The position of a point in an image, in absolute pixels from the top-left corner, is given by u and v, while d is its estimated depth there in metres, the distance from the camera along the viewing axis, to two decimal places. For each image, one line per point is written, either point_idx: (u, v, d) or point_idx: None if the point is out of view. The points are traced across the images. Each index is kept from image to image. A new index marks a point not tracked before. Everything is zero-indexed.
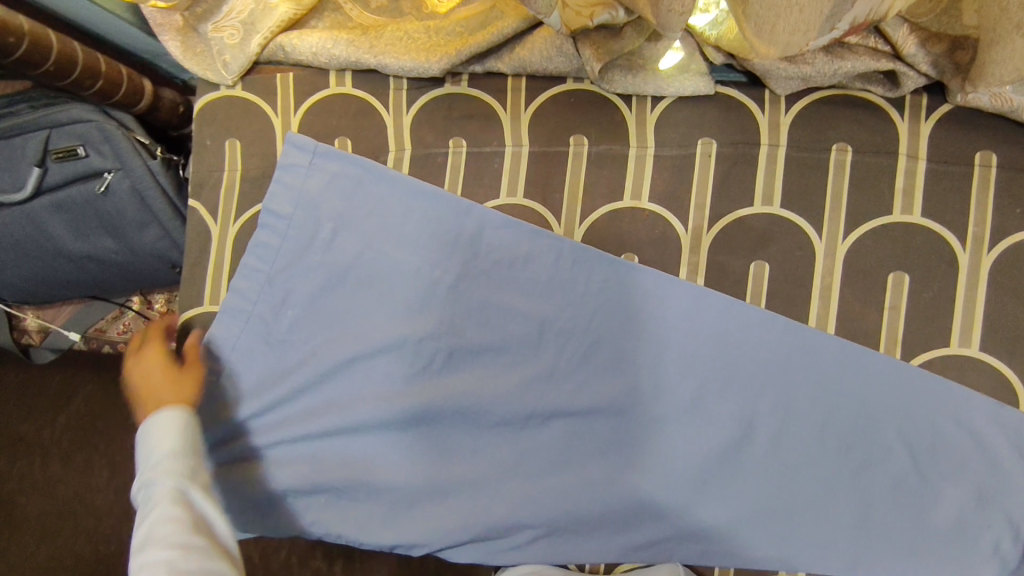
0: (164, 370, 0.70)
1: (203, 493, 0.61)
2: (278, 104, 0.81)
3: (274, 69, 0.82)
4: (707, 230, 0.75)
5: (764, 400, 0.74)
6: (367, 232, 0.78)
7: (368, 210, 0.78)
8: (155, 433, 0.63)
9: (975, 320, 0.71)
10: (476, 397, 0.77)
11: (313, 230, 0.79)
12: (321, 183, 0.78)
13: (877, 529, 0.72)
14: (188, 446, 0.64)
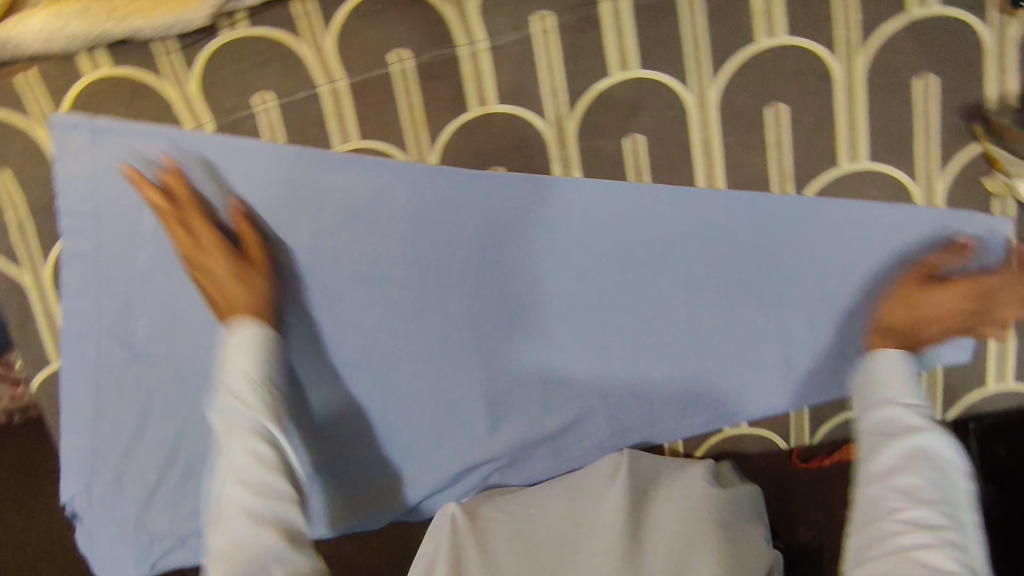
0: (229, 272, 0.69)
1: (270, 417, 0.67)
2: (34, 111, 0.67)
3: (10, 70, 0.66)
4: (569, 115, 0.66)
5: (669, 277, 0.70)
6: (191, 210, 0.69)
7: (186, 187, 0.68)
8: (232, 351, 0.68)
9: (861, 132, 0.66)
10: (377, 355, 0.73)
11: (132, 230, 0.69)
12: (115, 170, 0.68)
13: (803, 362, 0.73)
14: (261, 365, 0.68)
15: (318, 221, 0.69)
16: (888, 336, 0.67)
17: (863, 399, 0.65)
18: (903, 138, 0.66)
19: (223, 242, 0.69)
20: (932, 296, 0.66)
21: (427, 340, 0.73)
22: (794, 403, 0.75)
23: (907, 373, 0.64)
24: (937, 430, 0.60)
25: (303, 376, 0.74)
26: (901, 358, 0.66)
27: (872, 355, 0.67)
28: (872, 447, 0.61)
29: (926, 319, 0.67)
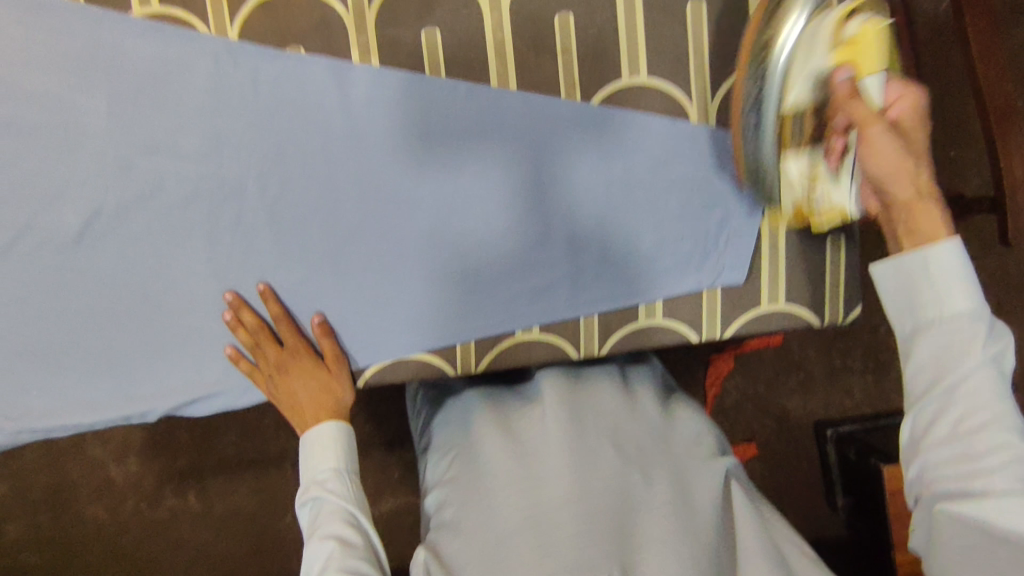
0: (312, 384, 0.75)
1: (482, 474, 0.71)
2: None
3: None
4: (368, 4, 0.70)
5: (465, 172, 0.72)
6: None
7: None
8: (317, 451, 0.75)
9: (639, 46, 0.71)
10: (168, 234, 0.72)
11: None
12: None
13: (593, 269, 0.74)
14: (342, 456, 0.75)
15: (111, 84, 0.70)
16: (919, 197, 0.60)
17: (911, 309, 0.61)
18: (677, 55, 0.71)
19: (320, 363, 0.75)
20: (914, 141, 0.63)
21: (214, 221, 0.72)
22: (586, 310, 0.75)
23: (960, 278, 0.58)
24: (987, 343, 0.57)
25: (82, 247, 0.72)
26: (943, 262, 0.58)
27: (928, 249, 0.59)
28: (927, 371, 0.59)
29: (902, 178, 0.60)
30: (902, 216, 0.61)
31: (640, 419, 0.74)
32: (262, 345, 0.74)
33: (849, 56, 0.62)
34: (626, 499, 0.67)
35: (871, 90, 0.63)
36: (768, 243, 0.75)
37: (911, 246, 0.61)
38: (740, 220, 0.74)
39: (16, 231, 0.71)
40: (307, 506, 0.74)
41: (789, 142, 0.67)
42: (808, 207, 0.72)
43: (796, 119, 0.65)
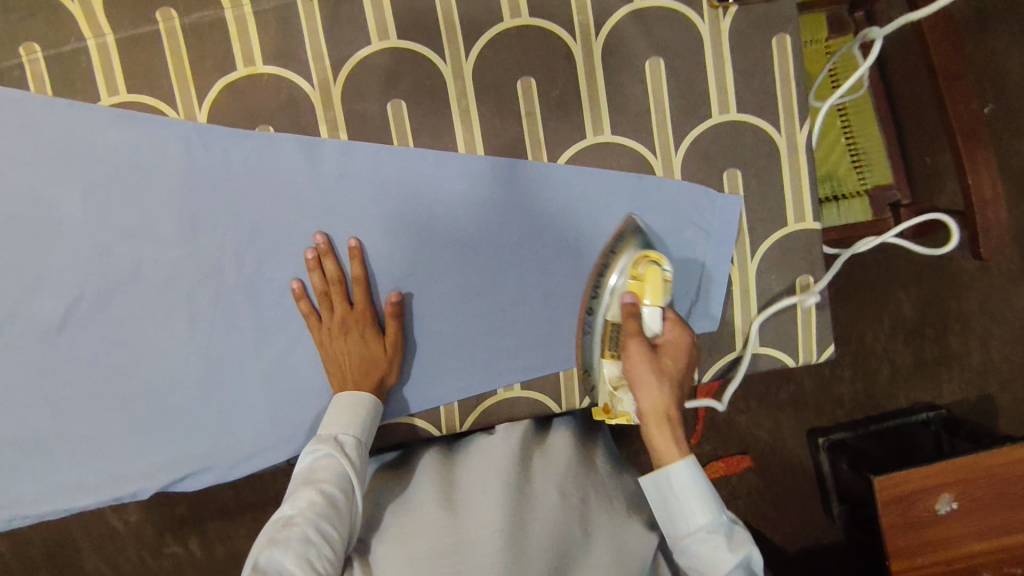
0: (362, 344, 0.73)
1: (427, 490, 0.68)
2: None
3: None
4: (333, 81, 0.71)
5: (437, 238, 0.74)
6: None
7: None
8: (341, 410, 0.69)
9: (601, 106, 0.73)
10: (149, 315, 0.73)
11: None
12: None
13: (568, 326, 0.76)
14: (360, 422, 0.69)
15: (85, 173, 0.71)
16: (659, 419, 0.61)
17: (668, 517, 0.62)
18: (638, 112, 0.73)
19: (372, 322, 0.73)
20: (668, 353, 0.64)
21: (194, 300, 0.73)
22: (563, 366, 0.77)
23: (698, 493, 0.60)
24: (729, 556, 0.58)
25: (66, 332, 0.73)
26: (683, 477, 0.61)
27: (664, 466, 0.62)
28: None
29: (644, 393, 0.62)
30: (648, 432, 0.62)
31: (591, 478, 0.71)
32: (337, 291, 0.73)
33: (638, 290, 0.67)
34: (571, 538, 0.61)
35: (650, 323, 0.65)
36: (740, 289, 0.76)
37: (654, 465, 0.63)
38: (711, 270, 0.75)
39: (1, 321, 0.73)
40: (309, 460, 0.66)
41: (609, 349, 0.70)
42: (612, 406, 0.69)
43: (612, 328, 0.70)
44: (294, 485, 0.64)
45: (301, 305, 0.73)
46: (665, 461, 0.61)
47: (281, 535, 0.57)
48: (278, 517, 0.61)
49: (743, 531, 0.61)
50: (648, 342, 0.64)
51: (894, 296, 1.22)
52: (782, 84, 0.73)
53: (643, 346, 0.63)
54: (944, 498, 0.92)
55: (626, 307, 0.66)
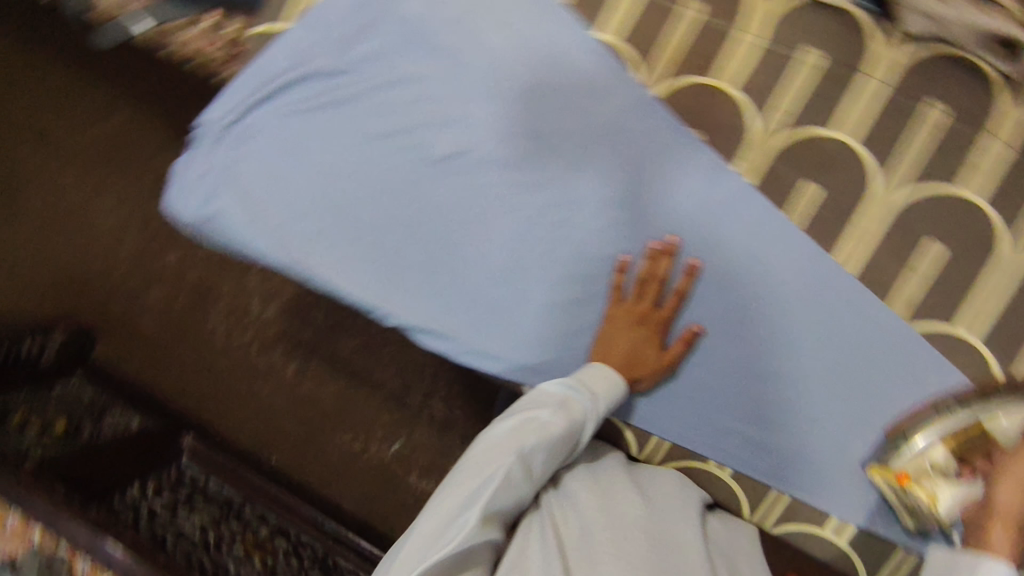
0: (638, 338, 0.77)
1: (624, 480, 0.74)
2: None
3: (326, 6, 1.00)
4: (780, 135, 0.78)
5: (766, 310, 0.75)
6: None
7: None
8: (596, 375, 0.75)
9: (984, 307, 0.74)
10: (502, 199, 0.81)
11: None
12: None
13: (818, 461, 0.75)
14: (610, 396, 0.74)
15: (546, 70, 0.80)
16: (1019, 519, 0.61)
17: None
18: (1012, 333, 0.73)
19: (660, 329, 0.77)
20: None
21: (542, 214, 0.80)
22: (786, 486, 0.76)
23: None
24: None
25: (435, 168, 0.82)
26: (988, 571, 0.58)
27: (986, 556, 0.59)
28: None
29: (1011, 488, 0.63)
30: (989, 526, 0.62)
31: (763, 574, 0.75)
32: (651, 284, 0.77)
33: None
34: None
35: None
36: None
37: (970, 545, 0.62)
38: None
39: (396, 129, 0.83)
40: (563, 384, 0.73)
41: (951, 441, 0.68)
42: (913, 476, 0.69)
43: (970, 429, 0.67)
44: (551, 398, 0.72)
45: (615, 276, 0.78)
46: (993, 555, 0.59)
47: (540, 438, 0.68)
48: (533, 414, 0.70)
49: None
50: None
51: None
52: None
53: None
54: None
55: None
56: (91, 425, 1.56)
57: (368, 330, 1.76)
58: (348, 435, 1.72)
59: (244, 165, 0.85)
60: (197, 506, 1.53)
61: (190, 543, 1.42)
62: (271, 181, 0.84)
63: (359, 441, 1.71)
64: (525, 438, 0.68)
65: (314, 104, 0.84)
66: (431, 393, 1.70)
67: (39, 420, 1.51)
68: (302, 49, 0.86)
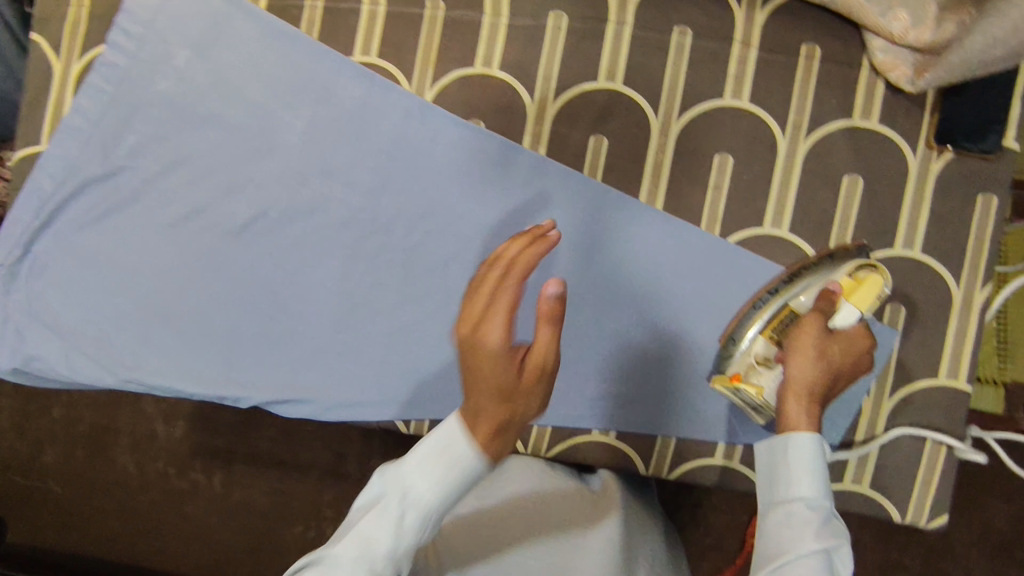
0: None
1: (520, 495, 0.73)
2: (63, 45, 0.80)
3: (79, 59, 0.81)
4: (552, 102, 0.77)
5: (594, 268, 0.78)
6: (218, 62, 0.78)
7: (225, 47, 0.78)
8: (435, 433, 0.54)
9: (786, 201, 0.75)
10: (314, 247, 0.79)
11: (166, 55, 0.78)
12: (182, 6, 0.78)
13: (683, 394, 0.77)
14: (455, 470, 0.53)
15: (316, 110, 0.78)
16: (800, 393, 0.61)
17: (767, 481, 0.61)
18: (823, 221, 0.75)
19: None
20: (839, 342, 0.63)
21: (358, 249, 0.79)
22: (663, 430, 0.77)
23: (809, 462, 0.59)
24: (818, 530, 0.56)
25: (242, 237, 0.79)
26: (797, 442, 0.60)
27: (788, 432, 0.61)
28: (770, 550, 0.57)
29: (799, 363, 0.62)
30: (784, 399, 0.62)
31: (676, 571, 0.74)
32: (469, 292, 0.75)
33: (847, 289, 0.66)
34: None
35: (841, 316, 0.65)
36: (863, 432, 0.75)
37: (780, 431, 0.62)
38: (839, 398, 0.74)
39: (190, 210, 0.79)
40: (406, 498, 0.53)
41: (770, 330, 0.69)
42: (743, 375, 0.69)
43: (787, 314, 0.68)
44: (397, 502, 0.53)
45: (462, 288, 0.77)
46: (790, 430, 0.60)
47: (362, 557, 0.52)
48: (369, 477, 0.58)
49: (839, 527, 0.58)
50: (831, 331, 0.64)
51: (993, 507, 1.11)
52: (975, 240, 0.73)
53: (820, 324, 0.64)
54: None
55: (827, 293, 0.65)
56: None
57: (283, 416, 1.69)
58: (297, 526, 1.65)
59: (42, 301, 0.79)
60: None
61: None
62: (80, 303, 0.79)
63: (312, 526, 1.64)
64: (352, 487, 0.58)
65: (95, 214, 0.79)
66: (366, 456, 1.62)
67: None
68: (60, 159, 0.78)
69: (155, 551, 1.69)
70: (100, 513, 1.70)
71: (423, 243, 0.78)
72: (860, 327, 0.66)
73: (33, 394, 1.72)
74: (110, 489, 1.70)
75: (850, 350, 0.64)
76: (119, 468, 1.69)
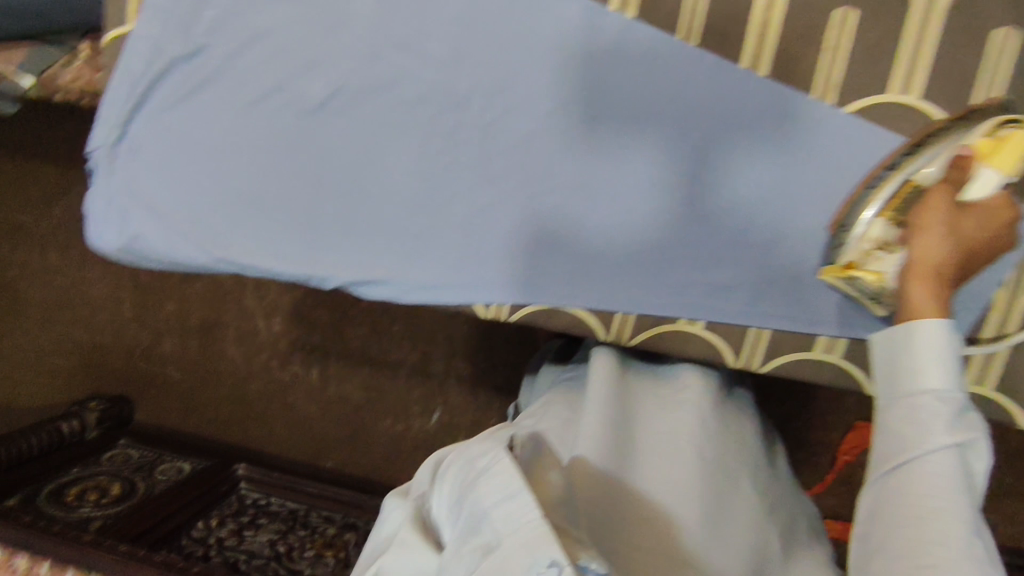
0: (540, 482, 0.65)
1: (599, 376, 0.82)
2: None
3: None
4: None
5: (687, 146, 0.70)
6: None
7: None
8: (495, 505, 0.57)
9: (920, 62, 0.65)
10: (389, 126, 0.77)
11: None
12: None
13: (781, 283, 0.71)
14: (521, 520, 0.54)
15: None
16: (924, 272, 0.58)
17: (896, 373, 0.57)
18: (964, 83, 0.64)
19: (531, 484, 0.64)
20: (968, 214, 0.59)
21: (433, 129, 0.76)
22: (756, 321, 0.72)
23: (944, 352, 0.55)
24: (953, 422, 0.53)
25: (318, 117, 0.78)
26: (923, 331, 0.56)
27: (910, 319, 0.57)
28: (895, 442, 0.55)
29: (921, 241, 0.59)
30: (906, 282, 0.59)
31: (769, 478, 0.77)
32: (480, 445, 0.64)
33: (984, 150, 0.59)
34: (760, 549, 0.68)
35: (976, 186, 0.59)
36: (993, 328, 0.67)
37: (902, 320, 0.58)
38: (967, 291, 0.65)
39: (268, 88, 0.78)
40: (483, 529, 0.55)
41: (890, 210, 0.63)
42: (859, 264, 0.65)
43: (907, 189, 0.62)
44: (524, 510, 0.54)
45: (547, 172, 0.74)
46: (915, 318, 0.57)
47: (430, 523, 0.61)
48: (484, 458, 0.61)
49: (974, 420, 0.54)
50: (961, 204, 0.59)
51: None
52: None
53: (946, 201, 0.59)
54: None
55: (958, 161, 0.60)
56: (146, 482, 1.60)
57: (371, 317, 1.74)
58: (389, 419, 1.74)
59: (141, 182, 0.83)
60: (262, 526, 1.53)
61: (263, 560, 1.42)
62: (173, 185, 0.82)
63: (402, 420, 1.73)
64: (470, 486, 0.59)
65: (181, 95, 0.80)
66: (452, 355, 1.69)
67: (97, 486, 1.54)
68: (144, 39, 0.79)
69: (262, 435, 1.84)
70: (214, 399, 1.86)
71: (502, 120, 0.74)
72: (1001, 199, 0.60)
73: (149, 290, 1.86)
74: (222, 377, 1.85)
75: (981, 223, 0.59)
76: (228, 358, 1.84)
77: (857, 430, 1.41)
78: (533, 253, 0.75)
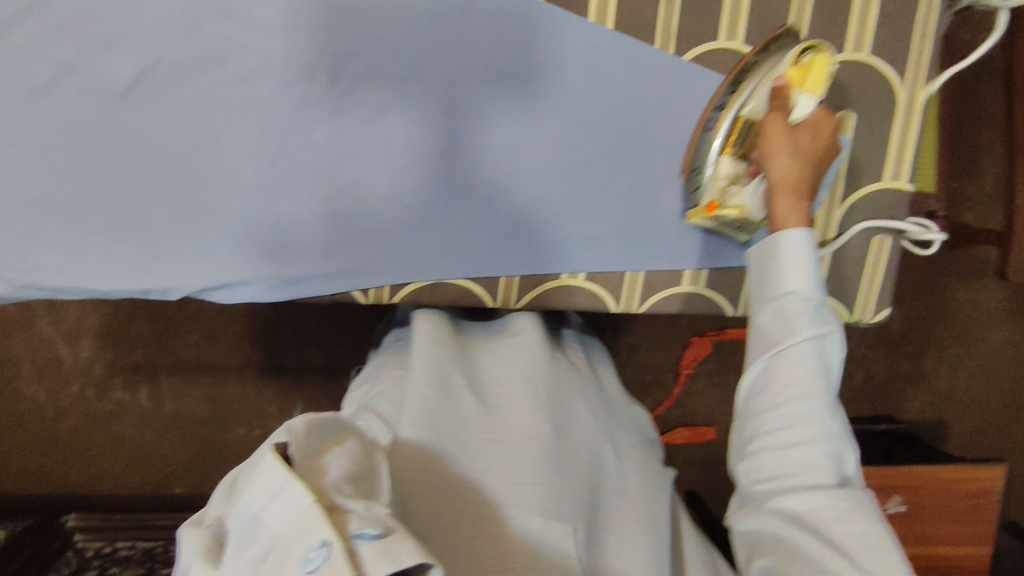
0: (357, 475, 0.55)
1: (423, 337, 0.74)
2: None
3: None
4: None
5: (546, 108, 0.72)
6: None
7: None
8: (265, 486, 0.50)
9: (741, 14, 0.72)
10: (218, 109, 0.68)
11: None
12: None
13: (645, 225, 0.76)
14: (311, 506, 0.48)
15: None
16: (788, 189, 0.61)
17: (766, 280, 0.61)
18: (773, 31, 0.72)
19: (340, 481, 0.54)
20: (811, 129, 0.63)
21: (271, 107, 0.68)
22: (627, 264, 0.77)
23: (798, 259, 0.59)
24: (810, 319, 0.57)
25: (126, 104, 0.67)
26: (790, 236, 0.60)
27: (780, 231, 0.61)
28: (768, 336, 0.59)
29: (779, 160, 0.62)
30: (771, 199, 0.62)
31: (604, 411, 0.75)
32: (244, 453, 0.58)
33: (797, 77, 0.64)
34: (598, 468, 0.68)
35: (799, 107, 0.63)
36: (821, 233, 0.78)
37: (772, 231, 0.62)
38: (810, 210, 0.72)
39: (54, 73, 0.65)
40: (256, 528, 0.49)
41: (731, 147, 0.68)
42: (720, 202, 0.69)
43: (742, 126, 0.67)
44: (297, 499, 0.49)
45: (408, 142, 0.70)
46: (780, 230, 0.61)
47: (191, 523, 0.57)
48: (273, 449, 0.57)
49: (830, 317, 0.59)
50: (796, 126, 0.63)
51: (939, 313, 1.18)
52: (922, 26, 0.72)
53: (783, 123, 0.63)
54: (893, 500, 0.98)
55: (777, 92, 0.64)
56: None
57: (198, 317, 1.47)
58: (242, 426, 1.52)
59: None
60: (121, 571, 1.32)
61: None
62: None
63: (256, 424, 1.52)
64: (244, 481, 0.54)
65: None
66: (301, 346, 1.48)
67: None
68: None
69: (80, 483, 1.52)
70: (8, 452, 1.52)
71: (351, 92, 0.69)
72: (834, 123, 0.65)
73: None
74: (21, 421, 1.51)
75: (825, 144, 0.63)
76: (23, 398, 1.50)
77: (694, 345, 1.28)
78: (405, 231, 0.72)
